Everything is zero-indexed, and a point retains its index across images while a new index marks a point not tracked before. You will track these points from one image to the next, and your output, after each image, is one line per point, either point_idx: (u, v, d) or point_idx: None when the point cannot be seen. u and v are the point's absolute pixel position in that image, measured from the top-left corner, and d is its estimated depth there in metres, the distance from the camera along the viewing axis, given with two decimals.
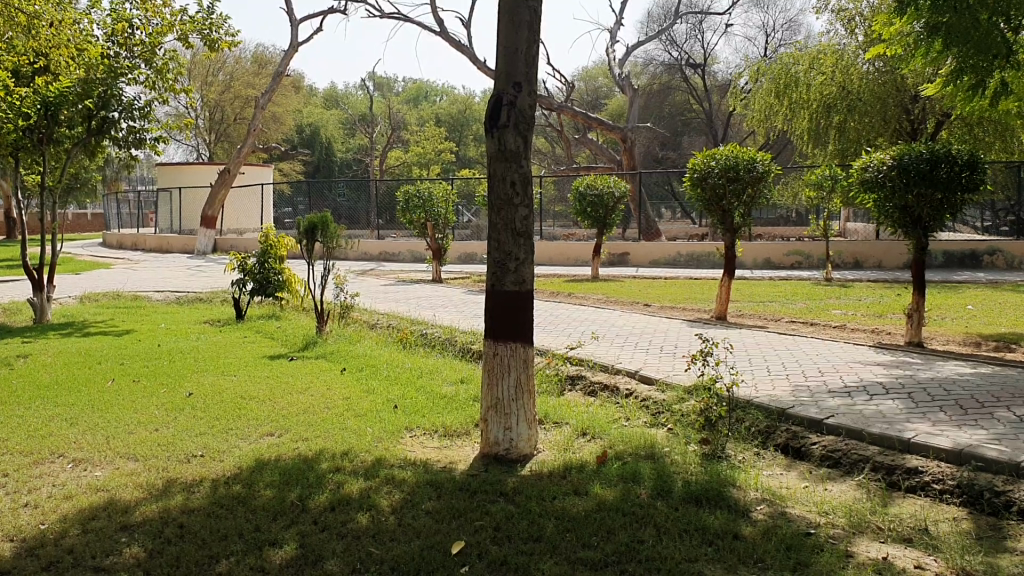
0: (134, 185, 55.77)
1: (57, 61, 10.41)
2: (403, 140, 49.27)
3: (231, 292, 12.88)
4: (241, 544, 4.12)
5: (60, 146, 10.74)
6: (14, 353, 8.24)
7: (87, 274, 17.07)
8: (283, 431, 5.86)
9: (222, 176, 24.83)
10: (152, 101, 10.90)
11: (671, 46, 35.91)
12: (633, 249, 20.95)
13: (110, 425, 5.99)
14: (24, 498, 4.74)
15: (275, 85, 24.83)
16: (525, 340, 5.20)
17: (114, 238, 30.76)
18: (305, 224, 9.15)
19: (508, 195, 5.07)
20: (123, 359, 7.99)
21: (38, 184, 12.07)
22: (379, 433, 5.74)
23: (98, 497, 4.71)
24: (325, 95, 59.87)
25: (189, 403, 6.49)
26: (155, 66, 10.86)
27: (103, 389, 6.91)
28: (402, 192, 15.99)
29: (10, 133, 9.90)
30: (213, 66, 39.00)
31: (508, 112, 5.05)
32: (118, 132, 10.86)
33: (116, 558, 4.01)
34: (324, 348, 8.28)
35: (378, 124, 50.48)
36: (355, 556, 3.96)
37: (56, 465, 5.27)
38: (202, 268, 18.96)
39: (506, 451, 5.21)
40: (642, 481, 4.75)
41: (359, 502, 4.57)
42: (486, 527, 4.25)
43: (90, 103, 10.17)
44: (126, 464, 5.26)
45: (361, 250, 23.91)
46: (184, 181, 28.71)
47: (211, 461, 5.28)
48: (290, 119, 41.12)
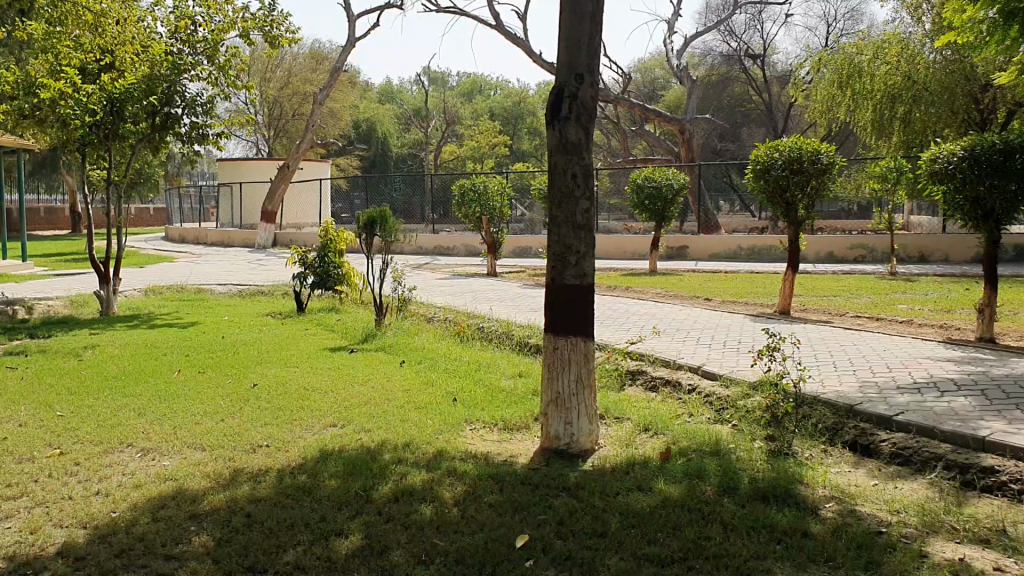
0: (193, 179, 56.94)
1: (122, 58, 10.52)
2: (458, 133, 49.43)
3: (291, 285, 13.06)
4: (307, 534, 4.16)
5: (125, 142, 10.92)
6: (82, 345, 8.42)
7: (152, 268, 17.39)
8: (345, 422, 5.90)
9: (280, 171, 25.13)
10: (215, 97, 11.02)
11: (729, 37, 35.41)
12: (692, 243, 20.81)
13: (176, 415, 6.10)
14: (96, 487, 4.85)
15: (334, 81, 24.88)
16: (586, 335, 5.15)
17: (176, 232, 31.39)
18: (363, 218, 9.16)
19: (569, 187, 5.04)
20: (188, 350, 8.12)
21: (104, 178, 12.27)
22: (439, 426, 5.74)
23: (168, 486, 4.80)
24: (381, 91, 60.31)
25: (254, 394, 6.58)
26: (218, 63, 10.96)
27: (170, 380, 7.03)
28: (457, 186, 15.98)
29: (77, 129, 10.15)
30: (273, 62, 39.48)
31: (569, 103, 5.03)
32: (181, 128, 10.97)
33: (187, 546, 4.08)
34: (383, 341, 8.32)
35: (435, 119, 50.68)
36: (420, 548, 3.99)
37: (125, 454, 5.38)
38: (262, 261, 19.19)
39: (566, 446, 5.18)
40: (708, 477, 4.68)
41: (422, 494, 4.58)
42: (550, 521, 4.23)
43: (156, 100, 10.28)
44: (193, 454, 5.34)
45: (418, 244, 24.03)
46: (243, 177, 29.09)
47: (275, 451, 5.34)
48: (347, 114, 41.47)
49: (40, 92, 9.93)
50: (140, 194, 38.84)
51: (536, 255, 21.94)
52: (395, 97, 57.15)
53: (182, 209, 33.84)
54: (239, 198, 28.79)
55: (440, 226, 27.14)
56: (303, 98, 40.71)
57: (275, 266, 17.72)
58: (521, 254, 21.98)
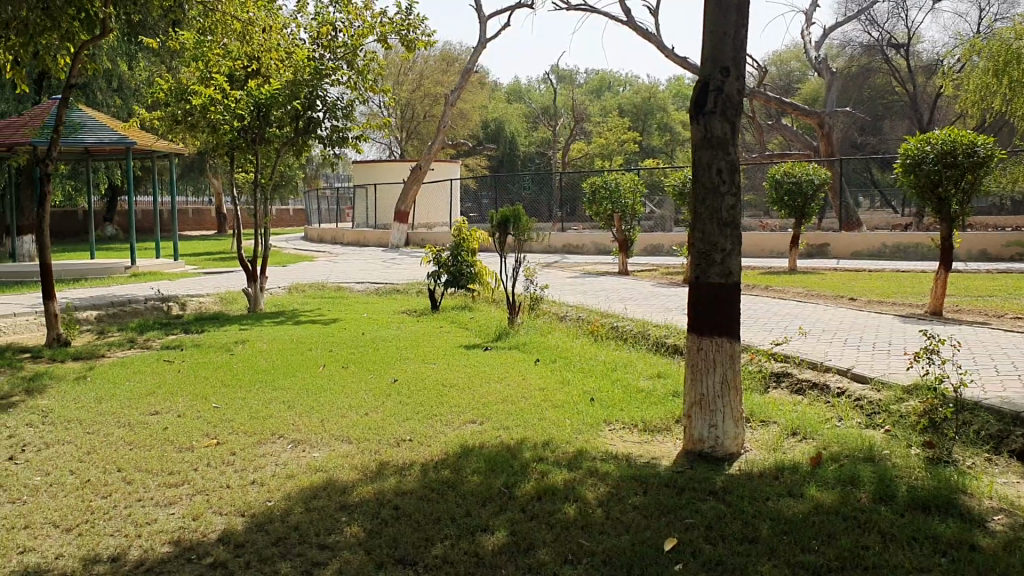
0: (328, 181, 58.94)
1: (269, 65, 11.02)
2: (586, 131, 49.38)
3: (426, 283, 13.31)
4: (454, 528, 4.21)
5: (270, 146, 11.39)
6: (232, 340, 8.82)
7: (293, 266, 18.05)
8: (484, 419, 5.96)
9: (412, 172, 25.67)
10: (354, 101, 11.33)
11: (871, 26, 34.09)
12: (834, 240, 20.13)
13: (323, 408, 6.30)
14: (251, 476, 5.06)
15: (464, 82, 25.23)
16: (732, 335, 5.02)
17: (314, 232, 32.51)
18: (497, 217, 9.24)
19: (715, 183, 4.93)
20: (331, 346, 8.39)
21: (250, 180, 12.82)
22: (578, 425, 5.72)
23: (318, 477, 4.96)
24: (509, 91, 60.88)
25: (394, 389, 6.73)
26: (357, 67, 11.26)
27: (315, 374, 7.28)
28: (589, 183, 15.96)
29: (226, 133, 10.68)
30: (405, 65, 40.37)
31: (714, 97, 4.92)
32: (322, 132, 11.33)
33: (339, 536, 4.20)
34: (518, 339, 8.36)
35: (563, 117, 50.71)
36: (566, 547, 3.98)
37: (277, 445, 5.60)
38: (396, 260, 19.65)
39: (711, 449, 5.07)
40: (863, 485, 4.49)
41: (565, 493, 4.57)
42: (698, 525, 4.14)
43: (298, 104, 10.66)
44: (340, 446, 5.51)
45: (548, 242, 24.11)
46: (377, 177, 29.87)
47: (418, 446, 5.43)
48: (476, 115, 42.01)
49: (193, 99, 10.49)
50: (280, 195, 40.42)
51: (669, 253, 21.65)
52: (524, 95, 57.49)
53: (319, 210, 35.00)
54: (373, 199, 29.57)
55: (569, 224, 27.15)
56: (434, 99, 41.46)
57: (409, 265, 18.12)
58: (652, 253, 21.76)
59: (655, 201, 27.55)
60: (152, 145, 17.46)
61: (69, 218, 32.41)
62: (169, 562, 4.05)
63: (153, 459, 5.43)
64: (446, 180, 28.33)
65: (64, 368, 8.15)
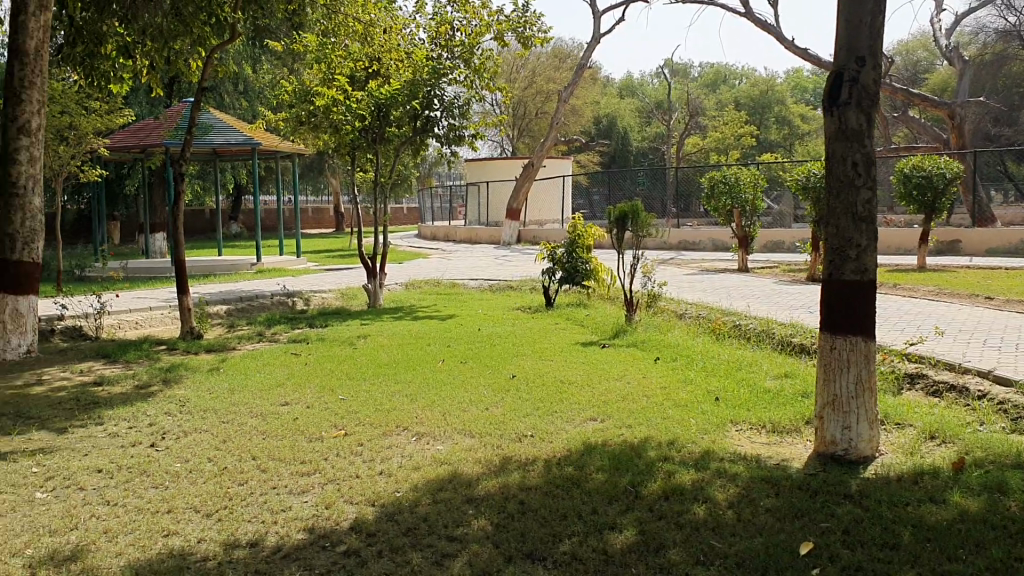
0: (442, 179, 59.85)
1: (388, 65, 11.20)
2: (701, 126, 48.64)
3: (541, 280, 13.34)
4: (581, 526, 4.20)
5: (390, 145, 11.66)
6: (354, 334, 9.04)
7: (411, 263, 18.39)
8: (606, 416, 5.92)
9: (525, 169, 25.81)
10: (470, 99, 11.45)
11: (1007, 11, 32.44)
12: (966, 236, 19.26)
13: (444, 402, 6.39)
14: (379, 467, 5.17)
15: (578, 78, 25.23)
16: (867, 334, 4.84)
17: (428, 230, 33.04)
18: (615, 213, 9.18)
19: (849, 177, 4.76)
20: (449, 341, 8.50)
21: (370, 179, 13.12)
22: (703, 425, 5.62)
23: (444, 470, 5.02)
24: (622, 86, 60.52)
25: (514, 384, 6.77)
26: (473, 65, 11.34)
27: (435, 369, 7.39)
28: (707, 178, 15.72)
29: (348, 133, 11.02)
30: (517, 63, 40.60)
31: (849, 88, 4.75)
32: (440, 130, 11.46)
33: (467, 529, 4.24)
34: (637, 337, 8.28)
35: (677, 111, 50.03)
36: (697, 548, 3.91)
37: (402, 437, 5.71)
38: (509, 257, 19.78)
39: (844, 452, 4.91)
40: (1012, 493, 4.26)
41: (693, 493, 4.49)
42: (834, 530, 4.01)
43: (417, 104, 10.83)
44: (463, 440, 5.56)
45: (663, 239, 23.85)
46: (490, 175, 30.14)
47: (541, 442, 5.44)
48: (589, 110, 41.89)
49: (316, 100, 10.91)
50: (396, 193, 41.24)
51: (789, 250, 21.11)
52: (637, 90, 56.96)
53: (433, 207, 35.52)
54: (486, 196, 29.85)
55: (683, 221, 26.77)
56: (546, 96, 41.51)
57: (523, 261, 18.20)
58: (772, 250, 21.27)
59: (772, 197, 26.89)
60: (277, 145, 18.07)
61: (197, 217, 33.86)
62: (305, 548, 4.16)
63: (284, 448, 5.60)
64: (559, 177, 28.36)
65: (199, 359, 8.51)
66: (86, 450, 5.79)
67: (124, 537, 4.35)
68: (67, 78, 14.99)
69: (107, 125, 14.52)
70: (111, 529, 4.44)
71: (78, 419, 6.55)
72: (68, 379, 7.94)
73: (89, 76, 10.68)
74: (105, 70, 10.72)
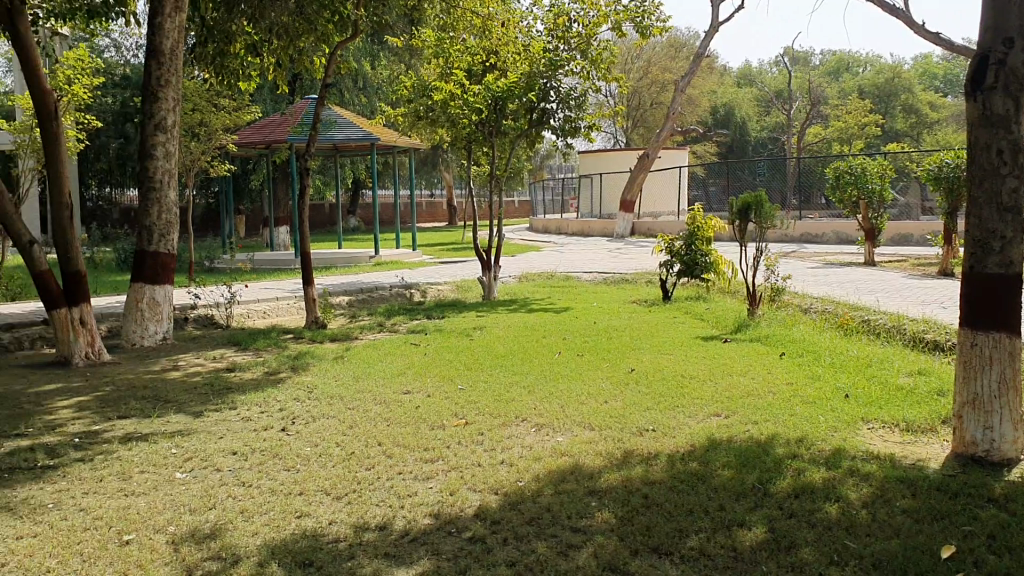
0: (555, 171, 59.98)
1: (506, 58, 11.26)
2: (822, 115, 47.22)
3: (658, 273, 13.22)
4: (708, 522, 4.13)
5: (507, 137, 11.77)
6: (472, 326, 9.15)
7: (526, 256, 18.49)
8: (729, 412, 5.82)
9: (641, 160, 25.70)
10: (587, 90, 11.43)
11: None
12: None
13: (563, 394, 6.41)
14: (500, 457, 5.22)
15: (695, 67, 24.96)
16: (1012, 331, 4.60)
17: (541, 222, 33.17)
18: (737, 204, 9.01)
19: (993, 165, 4.54)
20: (566, 333, 8.51)
21: (487, 171, 13.26)
22: (833, 423, 5.46)
23: (566, 462, 5.03)
24: (740, 75, 59.35)
25: (633, 378, 6.72)
26: (590, 57, 11.29)
27: (552, 361, 7.41)
28: (832, 169, 15.27)
29: (465, 126, 11.24)
30: (632, 53, 40.28)
31: (995, 72, 4.52)
32: (555, 122, 11.47)
33: (591, 521, 4.23)
34: (759, 332, 8.11)
35: (797, 100, 48.65)
36: (830, 548, 3.80)
37: (522, 428, 5.75)
38: (624, 250, 19.66)
39: (985, 453, 4.69)
40: None
41: (825, 492, 4.37)
42: (978, 534, 3.84)
43: (533, 96, 10.89)
44: (584, 432, 5.56)
45: (783, 232, 23.29)
46: (604, 167, 30.05)
47: (664, 436, 5.38)
48: (705, 101, 41.23)
49: (435, 94, 11.15)
50: (510, 186, 41.54)
51: (918, 243, 20.30)
52: (755, 78, 55.66)
53: (546, 200, 35.58)
54: (600, 188, 29.76)
55: (805, 213, 26.06)
56: (662, 87, 41.02)
57: (639, 254, 18.06)
58: (899, 243, 20.49)
59: (900, 188, 25.91)
60: (395, 140, 18.43)
61: (317, 210, 34.94)
62: (431, 533, 4.23)
63: (408, 435, 5.71)
64: (674, 169, 28.04)
65: (324, 348, 8.77)
66: (221, 433, 6.04)
67: (259, 516, 4.51)
68: (198, 77, 15.63)
69: (235, 122, 15.09)
70: (247, 509, 4.60)
71: (212, 403, 6.84)
72: (202, 365, 8.30)
73: (220, 75, 11.06)
74: (234, 68, 11.10)
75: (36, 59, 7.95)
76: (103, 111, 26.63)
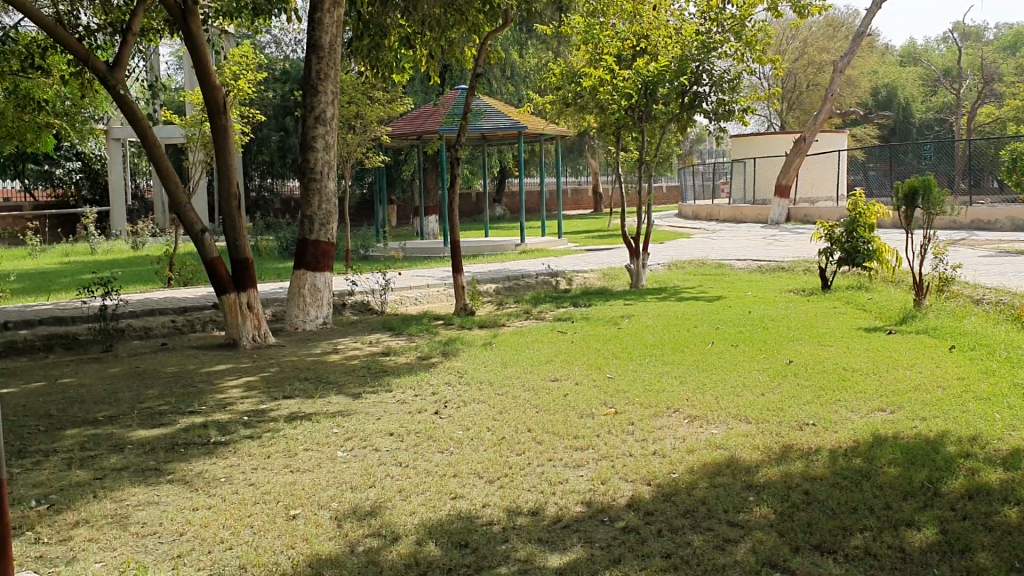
0: (705, 157, 58.83)
1: (657, 42, 11.13)
2: (997, 93, 44.28)
3: (815, 261, 12.76)
4: (873, 521, 3.96)
5: (657, 122, 11.67)
6: (620, 314, 9.10)
7: (675, 243, 18.26)
8: (895, 407, 5.56)
9: (796, 144, 25.12)
10: (741, 73, 11.12)
11: None
12: None
13: (716, 385, 6.29)
14: (653, 447, 5.17)
15: (855, 47, 24.08)
16: None
17: (690, 209, 32.65)
18: (904, 189, 8.59)
19: None
20: (718, 323, 8.34)
21: (636, 158, 13.14)
22: (1010, 421, 5.13)
23: (720, 454, 4.93)
24: (904, 53, 56.41)
25: (789, 370, 6.52)
26: (744, 38, 10.98)
27: (704, 351, 7.29)
28: (1008, 150, 14.35)
29: (615, 111, 11.29)
30: (787, 34, 38.99)
31: None
32: (708, 106, 11.22)
33: (748, 516, 4.14)
34: (926, 323, 7.70)
35: (968, 77, 45.80)
36: (1010, 554, 3.57)
37: (674, 418, 5.68)
38: (778, 237, 19.11)
39: None
40: None
41: (1002, 494, 4.11)
42: None
43: (684, 80, 10.73)
44: (739, 425, 5.44)
45: (951, 219, 22.05)
46: (756, 152, 29.33)
47: (824, 431, 5.20)
48: (866, 81, 39.44)
49: (584, 81, 11.22)
50: (658, 173, 41.05)
51: None
52: (922, 56, 52.73)
53: (695, 186, 34.91)
54: (752, 174, 29.04)
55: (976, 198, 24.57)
56: (819, 68, 39.48)
57: (794, 242, 17.49)
58: None
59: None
60: (543, 128, 18.51)
61: (466, 199, 35.66)
62: (584, 521, 4.24)
63: (559, 422, 5.74)
64: (831, 153, 27.02)
65: (474, 334, 8.92)
66: (377, 414, 6.25)
67: (415, 496, 4.63)
68: (355, 70, 16.19)
69: (389, 113, 15.53)
70: (404, 489, 4.74)
71: (369, 386, 7.08)
72: (359, 350, 8.61)
73: (375, 67, 11.34)
74: (389, 60, 11.37)
75: (207, 56, 8.39)
76: (265, 106, 28.03)
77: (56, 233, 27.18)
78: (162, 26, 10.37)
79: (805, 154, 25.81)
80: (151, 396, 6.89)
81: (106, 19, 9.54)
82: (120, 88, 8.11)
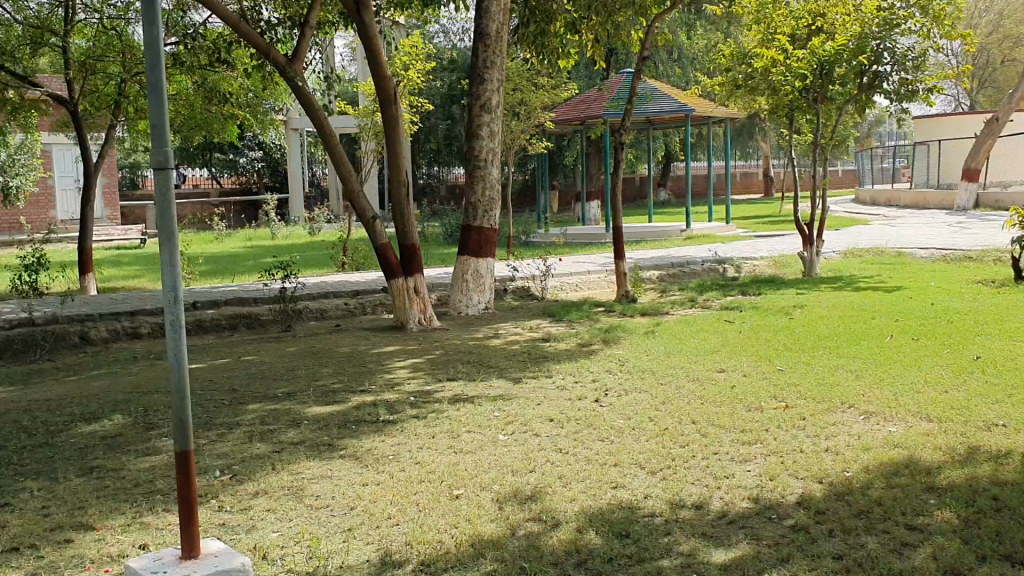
0: (886, 141, 55.86)
1: (834, 19, 10.60)
2: None
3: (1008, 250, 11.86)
4: None
5: (834, 104, 11.11)
6: (791, 304, 8.76)
7: (851, 230, 17.43)
8: None
9: (988, 122, 23.31)
10: (928, 50, 10.44)
11: None
12: None
13: (895, 380, 5.93)
14: (825, 444, 4.93)
15: None
16: None
17: (867, 194, 31.12)
18: None
19: None
20: (898, 315, 7.87)
21: (810, 141, 12.60)
22: None
23: (899, 454, 4.65)
24: None
25: (978, 367, 6.07)
26: (931, 12, 10.30)
27: (882, 344, 6.89)
28: None
29: (787, 94, 10.80)
30: (981, 6, 36.37)
31: None
32: (890, 86, 10.60)
33: (929, 520, 3.88)
34: None
35: None
36: None
37: (848, 415, 5.40)
38: (965, 224, 17.90)
39: None
40: None
41: None
42: None
43: (864, 58, 10.19)
44: (920, 424, 5.11)
45: None
46: (942, 133, 27.60)
47: (1017, 433, 4.80)
48: None
49: (755, 62, 10.81)
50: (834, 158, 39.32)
51: None
52: None
53: (873, 170, 33.19)
54: (937, 157, 27.35)
55: None
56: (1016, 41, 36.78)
57: (984, 229, 16.34)
58: None
59: None
60: (711, 112, 18.06)
61: (630, 185, 35.37)
62: (750, 517, 4.09)
63: (724, 415, 5.57)
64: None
65: (637, 322, 8.81)
66: (539, 400, 6.27)
67: (577, 483, 4.61)
68: (521, 58, 16.33)
69: (554, 99, 15.57)
70: (565, 476, 4.73)
71: (531, 371, 7.12)
72: (522, 335, 8.67)
73: (540, 53, 11.36)
74: (555, 46, 11.35)
75: (379, 47, 8.63)
76: (434, 94, 28.77)
77: (241, 219, 28.82)
78: (337, 19, 10.76)
79: (998, 135, 24.04)
80: (325, 375, 7.19)
81: (286, 15, 9.98)
82: (298, 80, 8.48)
